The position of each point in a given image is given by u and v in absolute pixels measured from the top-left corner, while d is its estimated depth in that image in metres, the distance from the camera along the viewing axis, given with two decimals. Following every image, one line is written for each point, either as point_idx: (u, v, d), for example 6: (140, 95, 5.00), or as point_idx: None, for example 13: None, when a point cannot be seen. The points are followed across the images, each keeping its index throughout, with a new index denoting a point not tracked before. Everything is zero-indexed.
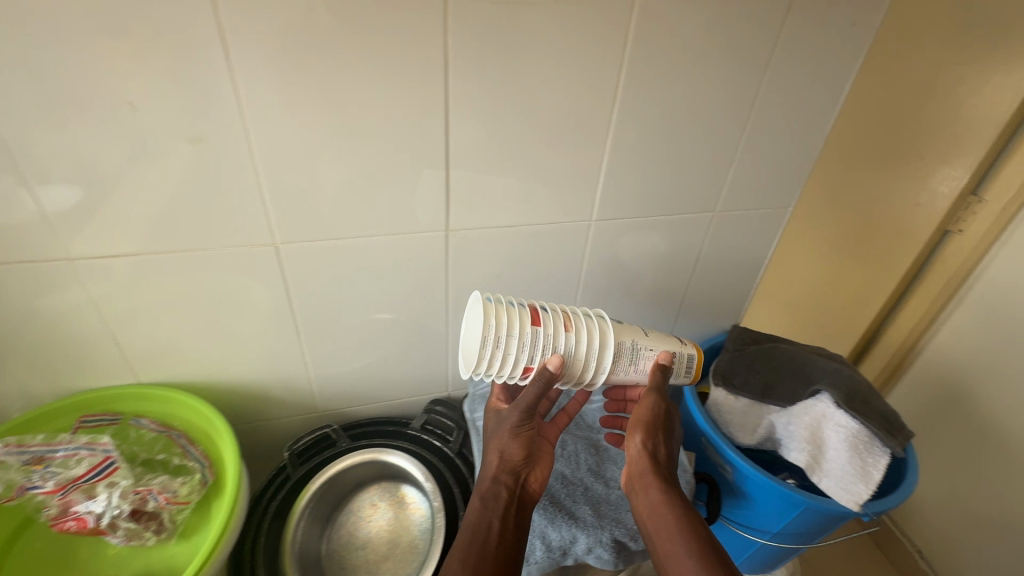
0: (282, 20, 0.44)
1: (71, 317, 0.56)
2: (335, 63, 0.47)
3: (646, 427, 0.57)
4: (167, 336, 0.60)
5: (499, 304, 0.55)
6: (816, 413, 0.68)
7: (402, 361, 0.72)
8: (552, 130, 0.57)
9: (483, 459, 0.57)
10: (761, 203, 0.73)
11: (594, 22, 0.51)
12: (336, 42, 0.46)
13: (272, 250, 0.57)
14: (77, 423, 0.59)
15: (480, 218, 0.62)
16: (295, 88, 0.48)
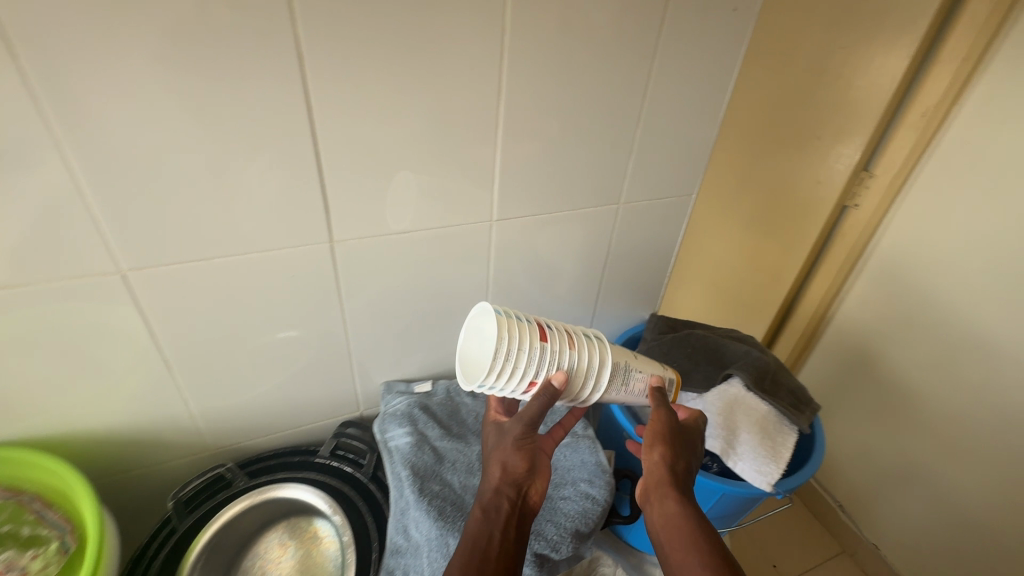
0: (93, 16, 0.39)
1: None
2: (166, 65, 0.42)
3: (663, 437, 0.57)
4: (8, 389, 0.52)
5: (510, 318, 0.53)
6: (728, 397, 0.69)
7: (302, 380, 0.68)
8: (437, 130, 0.55)
9: (484, 471, 0.56)
10: (661, 193, 0.75)
11: (464, 15, 0.49)
12: (164, 40, 0.41)
13: (121, 277, 0.50)
14: None
15: (366, 227, 0.58)
16: (122, 95, 0.42)
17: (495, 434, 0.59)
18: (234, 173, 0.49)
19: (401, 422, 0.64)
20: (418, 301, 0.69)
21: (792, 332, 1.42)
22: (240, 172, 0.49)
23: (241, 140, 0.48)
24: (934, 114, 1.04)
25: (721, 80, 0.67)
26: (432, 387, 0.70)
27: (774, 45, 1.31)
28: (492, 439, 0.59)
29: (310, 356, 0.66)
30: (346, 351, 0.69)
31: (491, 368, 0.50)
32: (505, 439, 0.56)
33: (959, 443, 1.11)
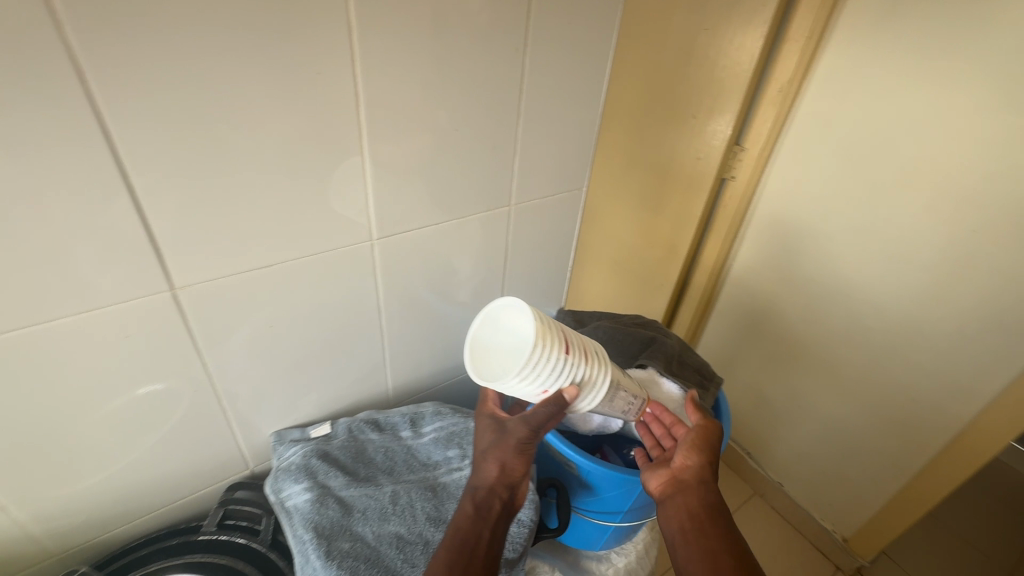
0: None
1: None
2: None
3: (700, 444, 0.60)
4: None
5: (544, 327, 0.53)
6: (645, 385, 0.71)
7: (169, 447, 0.58)
8: (289, 148, 0.48)
9: (478, 468, 0.58)
10: (552, 189, 0.73)
11: (296, 16, 0.43)
12: None
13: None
14: None
15: (217, 267, 0.50)
16: None
17: (491, 428, 0.61)
18: (21, 226, 0.39)
19: (298, 477, 0.56)
20: (299, 338, 0.61)
21: (692, 301, 1.53)
22: (28, 223, 0.40)
23: (18, 185, 0.38)
24: (789, 88, 1.14)
25: (594, 68, 0.65)
26: (331, 428, 0.63)
27: (641, 26, 1.34)
28: (484, 435, 0.60)
29: (176, 419, 0.57)
30: (218, 405, 0.60)
31: (518, 371, 0.51)
32: (507, 437, 0.58)
33: (840, 377, 1.27)
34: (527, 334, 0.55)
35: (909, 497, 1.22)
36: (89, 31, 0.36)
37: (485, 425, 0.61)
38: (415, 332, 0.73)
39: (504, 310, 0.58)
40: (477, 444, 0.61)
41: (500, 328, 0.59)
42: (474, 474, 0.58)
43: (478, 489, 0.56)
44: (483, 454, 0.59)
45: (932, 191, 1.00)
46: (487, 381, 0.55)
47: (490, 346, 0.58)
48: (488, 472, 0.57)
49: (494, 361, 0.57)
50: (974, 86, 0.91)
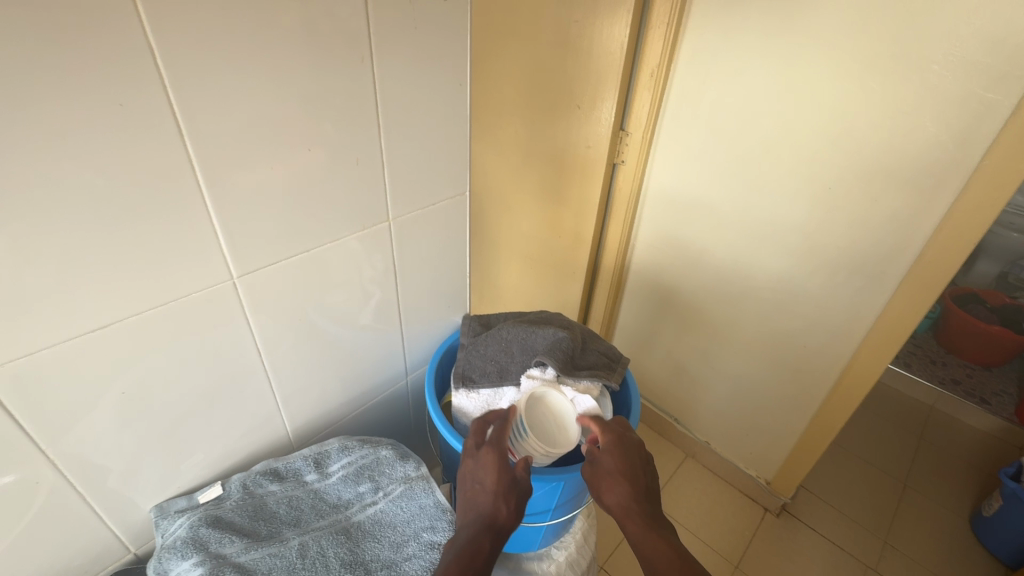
0: None
1: None
2: None
3: (597, 482, 0.61)
4: None
5: (564, 426, 0.67)
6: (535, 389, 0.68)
7: (19, 552, 0.50)
8: (103, 192, 0.42)
9: (493, 506, 0.58)
10: (429, 197, 0.70)
11: (81, 42, 0.37)
12: None
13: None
14: None
15: (32, 337, 0.43)
16: None
17: (504, 468, 0.59)
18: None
19: (185, 553, 0.50)
20: (169, 398, 0.55)
21: (604, 284, 1.58)
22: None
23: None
24: (659, 73, 1.20)
25: (450, 71, 0.64)
26: (223, 489, 0.57)
27: (513, 21, 1.34)
28: (496, 475, 0.59)
29: (26, 519, 0.49)
30: (79, 490, 0.52)
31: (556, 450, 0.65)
32: (520, 485, 0.60)
33: (741, 333, 1.36)
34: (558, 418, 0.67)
35: (815, 434, 1.34)
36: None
37: (502, 466, 0.59)
38: (312, 365, 0.68)
39: (562, 401, 0.67)
40: (489, 485, 0.59)
41: (550, 392, 0.68)
42: (491, 515, 0.58)
43: (498, 525, 0.58)
44: (501, 496, 0.58)
45: (793, 156, 1.10)
46: (521, 418, 0.65)
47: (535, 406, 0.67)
48: (499, 513, 0.58)
49: (533, 415, 0.67)
50: (812, 58, 1.01)
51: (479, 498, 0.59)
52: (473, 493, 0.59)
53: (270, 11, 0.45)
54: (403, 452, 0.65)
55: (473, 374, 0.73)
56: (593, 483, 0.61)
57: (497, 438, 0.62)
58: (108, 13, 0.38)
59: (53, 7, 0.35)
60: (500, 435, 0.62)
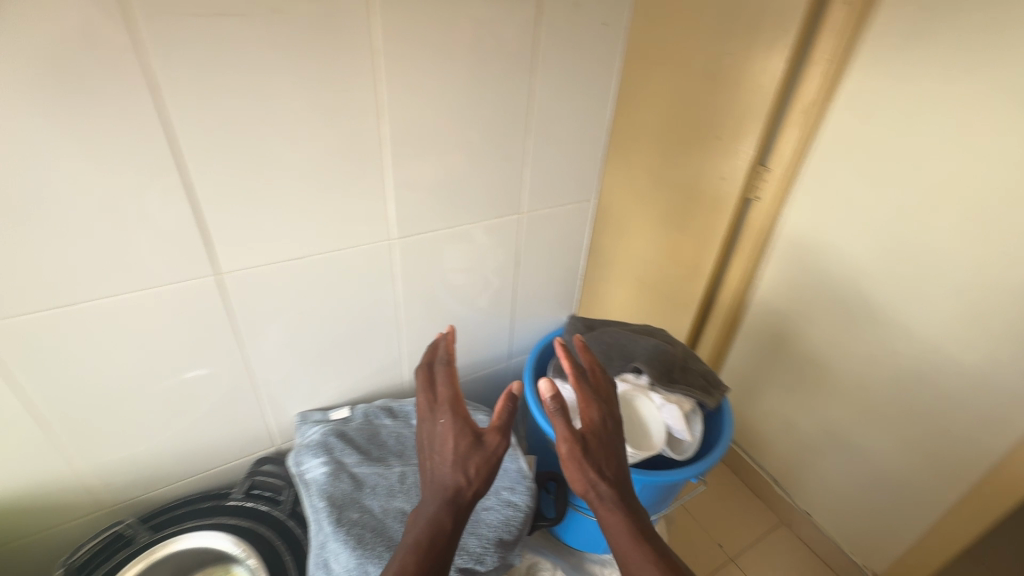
0: None
1: None
2: (19, 117, 0.41)
3: (575, 462, 0.54)
4: None
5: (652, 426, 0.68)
6: (627, 390, 0.70)
7: (207, 421, 0.65)
8: (319, 156, 0.55)
9: (453, 473, 0.52)
10: (560, 199, 0.77)
11: (327, 41, 0.49)
12: (10, 93, 0.40)
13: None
14: None
15: (253, 258, 0.57)
16: None
17: (465, 431, 0.55)
18: (80, 211, 0.47)
19: (317, 453, 0.62)
20: (327, 329, 0.68)
21: (716, 320, 1.53)
22: (88, 207, 0.47)
23: (76, 172, 0.45)
24: (812, 111, 1.15)
25: (604, 83, 0.69)
26: (350, 412, 0.68)
27: (665, 49, 1.38)
28: (456, 439, 0.54)
29: (217, 396, 0.65)
30: (252, 385, 0.67)
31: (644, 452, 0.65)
32: (485, 451, 0.54)
33: (868, 399, 1.23)
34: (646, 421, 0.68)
35: (945, 535, 1.16)
36: (146, 49, 0.43)
37: (460, 430, 0.55)
38: (433, 329, 0.78)
39: (650, 407, 0.69)
40: (447, 452, 0.54)
41: (640, 399, 0.69)
42: (455, 488, 0.52)
43: (462, 498, 0.52)
44: (462, 462, 0.53)
45: (962, 212, 0.98)
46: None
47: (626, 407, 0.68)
48: (460, 478, 0.52)
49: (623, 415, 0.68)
50: (1003, 108, 0.90)
51: (441, 469, 0.53)
52: (436, 463, 0.54)
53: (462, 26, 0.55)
54: None
55: None
56: (572, 460, 0.54)
57: (452, 401, 0.57)
58: (350, 22, 0.49)
59: (319, 14, 0.48)
60: (453, 399, 0.58)
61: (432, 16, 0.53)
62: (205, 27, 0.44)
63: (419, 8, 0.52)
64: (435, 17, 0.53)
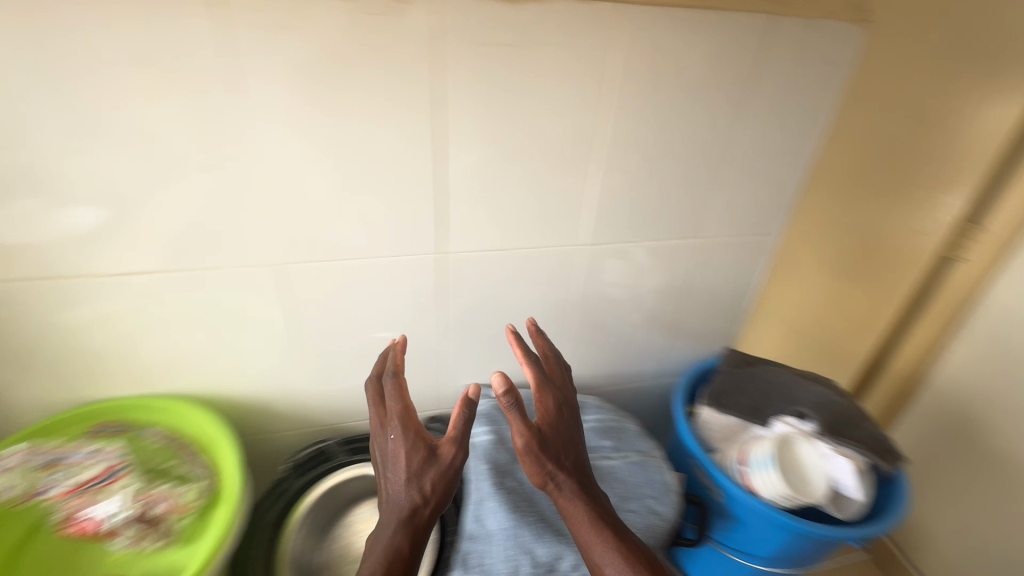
0: (295, 65, 0.49)
1: (97, 329, 0.60)
2: (337, 104, 0.52)
3: (536, 458, 0.52)
4: (173, 352, 0.65)
5: (815, 475, 0.64)
6: (788, 432, 0.68)
7: (402, 376, 0.74)
8: (544, 160, 0.60)
9: (404, 489, 0.52)
10: (744, 228, 0.75)
11: (576, 59, 0.54)
12: (337, 85, 0.51)
13: (268, 270, 0.61)
14: (93, 430, 0.63)
15: (471, 242, 0.64)
16: (299, 126, 0.52)
17: (418, 443, 0.54)
18: (359, 180, 0.57)
19: (483, 423, 0.70)
20: (509, 316, 0.73)
21: None
22: (364, 177, 0.56)
23: (365, 152, 0.55)
24: None
25: (818, 108, 0.66)
26: None
27: None
28: (409, 453, 0.54)
29: (412, 358, 0.73)
30: (438, 355, 0.74)
31: (803, 498, 0.62)
32: (437, 464, 0.54)
33: None
34: (809, 468, 0.65)
35: None
36: (440, 58, 0.51)
37: (414, 446, 0.54)
38: (595, 336, 0.80)
39: (816, 454, 0.65)
40: (401, 472, 0.53)
41: (803, 444, 0.67)
42: (414, 500, 0.52)
43: (419, 511, 0.52)
44: (417, 476, 0.53)
45: None
46: (767, 450, 0.65)
47: (787, 449, 0.66)
48: (417, 489, 0.53)
49: (783, 456, 0.65)
50: None
51: (396, 487, 0.53)
52: (392, 481, 0.53)
53: (694, 50, 0.57)
54: (645, 431, 0.74)
55: (726, 399, 0.75)
56: (536, 458, 0.52)
57: (404, 411, 0.56)
58: (600, 43, 0.54)
59: (577, 35, 0.53)
60: (404, 411, 0.56)
61: (670, 39, 0.56)
62: (486, 44, 0.51)
63: (660, 33, 0.55)
64: (673, 41, 0.56)
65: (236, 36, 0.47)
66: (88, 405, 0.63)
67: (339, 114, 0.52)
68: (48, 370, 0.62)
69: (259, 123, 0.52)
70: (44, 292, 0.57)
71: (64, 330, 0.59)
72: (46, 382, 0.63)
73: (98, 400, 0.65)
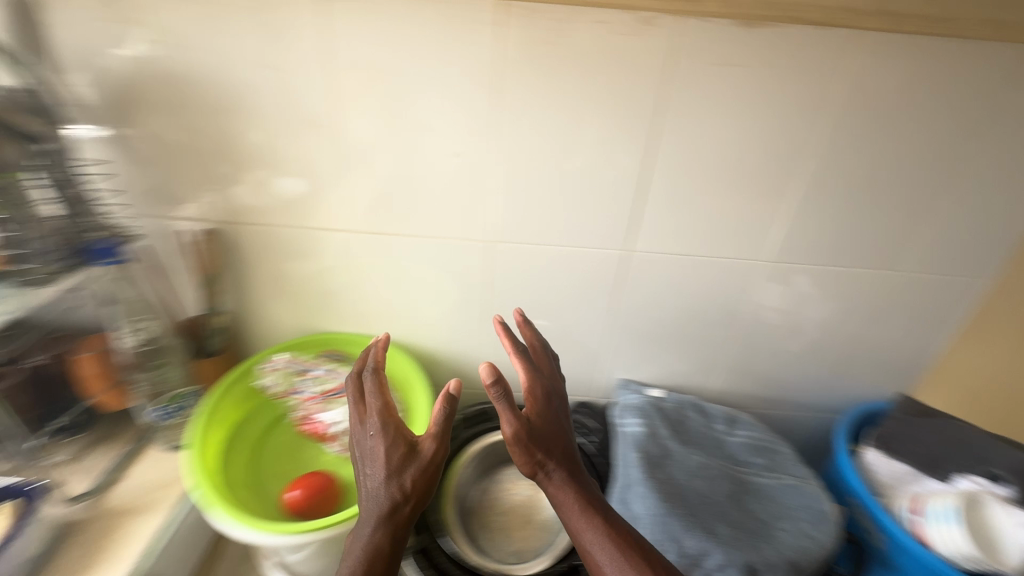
0: (539, 69, 0.56)
1: (330, 275, 0.72)
2: (567, 107, 0.58)
3: (526, 445, 0.52)
4: (379, 304, 0.76)
5: (1008, 545, 0.58)
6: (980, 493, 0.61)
7: (560, 359, 0.80)
8: (741, 172, 0.63)
9: (383, 490, 0.49)
10: (944, 265, 0.70)
11: (795, 78, 0.56)
12: (570, 89, 0.57)
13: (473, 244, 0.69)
14: (328, 354, 0.75)
15: (657, 241, 0.68)
16: (529, 123, 0.59)
17: (398, 439, 0.51)
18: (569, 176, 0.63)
19: (637, 416, 0.73)
20: (672, 318, 0.76)
21: None
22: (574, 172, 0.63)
23: (580, 151, 0.61)
24: None
25: None
26: (664, 394, 0.78)
27: None
28: (387, 449, 0.50)
29: (575, 343, 0.79)
30: (597, 344, 0.79)
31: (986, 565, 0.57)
32: (416, 462, 0.50)
33: None
34: (1002, 536, 0.59)
35: None
36: (667, 71, 0.56)
37: (394, 441, 0.50)
38: (751, 354, 0.79)
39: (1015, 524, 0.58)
40: (381, 468, 0.49)
41: (1001, 509, 0.59)
42: (395, 498, 0.48)
43: (400, 510, 0.49)
44: (396, 474, 0.49)
45: None
46: (949, 504, 0.60)
47: (975, 510, 0.60)
48: (396, 488, 0.49)
49: (969, 517, 0.60)
50: None
51: (372, 485, 0.50)
52: (369, 482, 0.50)
53: (924, 74, 0.56)
54: (798, 458, 0.72)
55: (899, 445, 0.70)
56: (529, 447, 0.52)
57: (380, 405, 0.53)
58: (822, 64, 0.56)
59: (803, 56, 0.55)
60: (384, 407, 0.52)
61: (898, 63, 0.56)
62: (718, 64, 0.56)
63: (889, 56, 0.55)
64: (901, 65, 0.56)
65: (511, 41, 0.54)
66: (317, 334, 0.77)
67: (565, 115, 0.58)
68: (285, 303, 0.75)
69: (497, 119, 0.59)
70: (300, 241, 0.69)
71: (306, 273, 0.72)
72: (281, 313, 0.76)
73: (316, 333, 0.78)
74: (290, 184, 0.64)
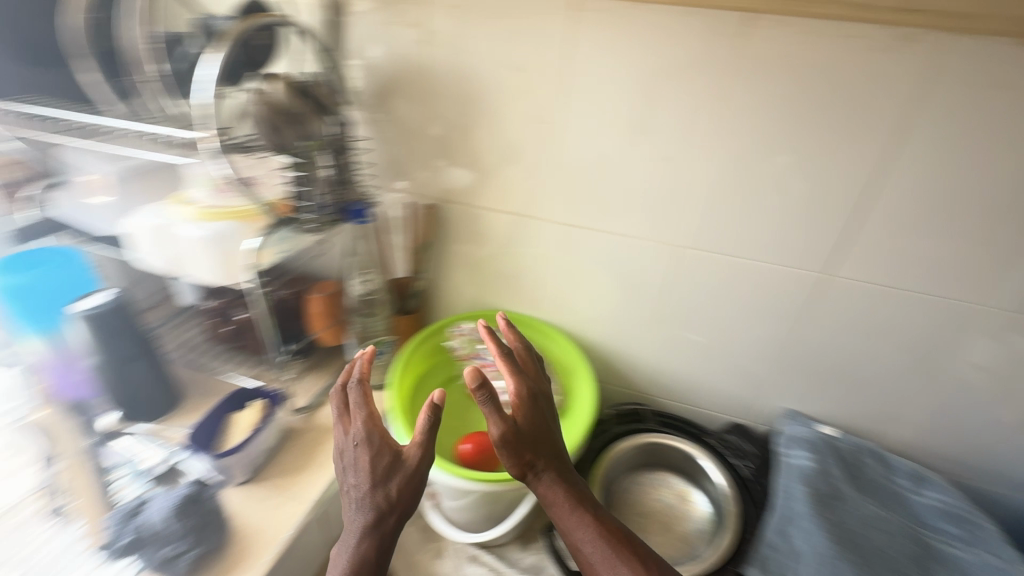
0: (769, 83, 0.56)
1: (515, 258, 0.79)
2: (791, 121, 0.57)
3: (514, 446, 0.53)
4: (553, 292, 0.81)
5: None
6: None
7: (721, 375, 0.79)
8: (984, 208, 0.57)
9: (366, 502, 0.49)
10: None
11: None
12: (798, 105, 0.56)
13: (656, 247, 0.71)
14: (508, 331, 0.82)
15: (862, 270, 0.64)
16: (745, 135, 0.60)
17: (382, 449, 0.51)
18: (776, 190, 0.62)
19: (808, 450, 0.69)
20: (859, 355, 0.71)
21: None
22: (782, 188, 0.62)
23: (795, 167, 0.60)
24: None
25: None
26: (838, 433, 0.74)
27: None
28: (369, 460, 0.50)
29: (742, 363, 0.77)
30: (765, 368, 0.76)
31: None
32: (398, 474, 0.50)
33: None
34: None
35: None
36: (916, 93, 0.53)
37: (379, 451, 0.51)
38: (952, 411, 0.71)
39: None
40: (364, 478, 0.50)
41: None
42: (384, 505, 0.49)
43: (386, 520, 0.49)
44: (382, 482, 0.50)
45: None
46: None
47: None
48: (380, 499, 0.49)
49: None
50: None
51: (356, 493, 0.50)
52: (351, 492, 0.51)
53: None
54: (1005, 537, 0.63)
55: None
56: (517, 451, 0.53)
57: (362, 410, 0.53)
58: None
59: None
60: (368, 416, 0.53)
61: None
62: (988, 88, 0.51)
63: None
64: None
65: (749, 53, 0.55)
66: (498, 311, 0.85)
67: (788, 129, 0.58)
68: (471, 277, 0.84)
69: (713, 128, 0.60)
70: (497, 224, 0.77)
71: (494, 252, 0.80)
72: (464, 284, 0.85)
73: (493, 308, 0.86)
74: (501, 171, 0.72)
